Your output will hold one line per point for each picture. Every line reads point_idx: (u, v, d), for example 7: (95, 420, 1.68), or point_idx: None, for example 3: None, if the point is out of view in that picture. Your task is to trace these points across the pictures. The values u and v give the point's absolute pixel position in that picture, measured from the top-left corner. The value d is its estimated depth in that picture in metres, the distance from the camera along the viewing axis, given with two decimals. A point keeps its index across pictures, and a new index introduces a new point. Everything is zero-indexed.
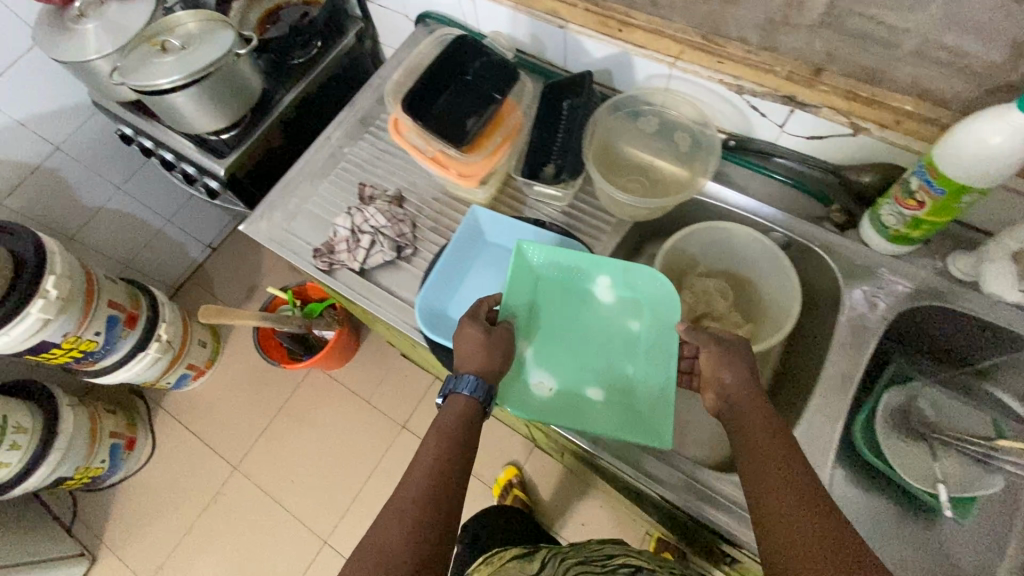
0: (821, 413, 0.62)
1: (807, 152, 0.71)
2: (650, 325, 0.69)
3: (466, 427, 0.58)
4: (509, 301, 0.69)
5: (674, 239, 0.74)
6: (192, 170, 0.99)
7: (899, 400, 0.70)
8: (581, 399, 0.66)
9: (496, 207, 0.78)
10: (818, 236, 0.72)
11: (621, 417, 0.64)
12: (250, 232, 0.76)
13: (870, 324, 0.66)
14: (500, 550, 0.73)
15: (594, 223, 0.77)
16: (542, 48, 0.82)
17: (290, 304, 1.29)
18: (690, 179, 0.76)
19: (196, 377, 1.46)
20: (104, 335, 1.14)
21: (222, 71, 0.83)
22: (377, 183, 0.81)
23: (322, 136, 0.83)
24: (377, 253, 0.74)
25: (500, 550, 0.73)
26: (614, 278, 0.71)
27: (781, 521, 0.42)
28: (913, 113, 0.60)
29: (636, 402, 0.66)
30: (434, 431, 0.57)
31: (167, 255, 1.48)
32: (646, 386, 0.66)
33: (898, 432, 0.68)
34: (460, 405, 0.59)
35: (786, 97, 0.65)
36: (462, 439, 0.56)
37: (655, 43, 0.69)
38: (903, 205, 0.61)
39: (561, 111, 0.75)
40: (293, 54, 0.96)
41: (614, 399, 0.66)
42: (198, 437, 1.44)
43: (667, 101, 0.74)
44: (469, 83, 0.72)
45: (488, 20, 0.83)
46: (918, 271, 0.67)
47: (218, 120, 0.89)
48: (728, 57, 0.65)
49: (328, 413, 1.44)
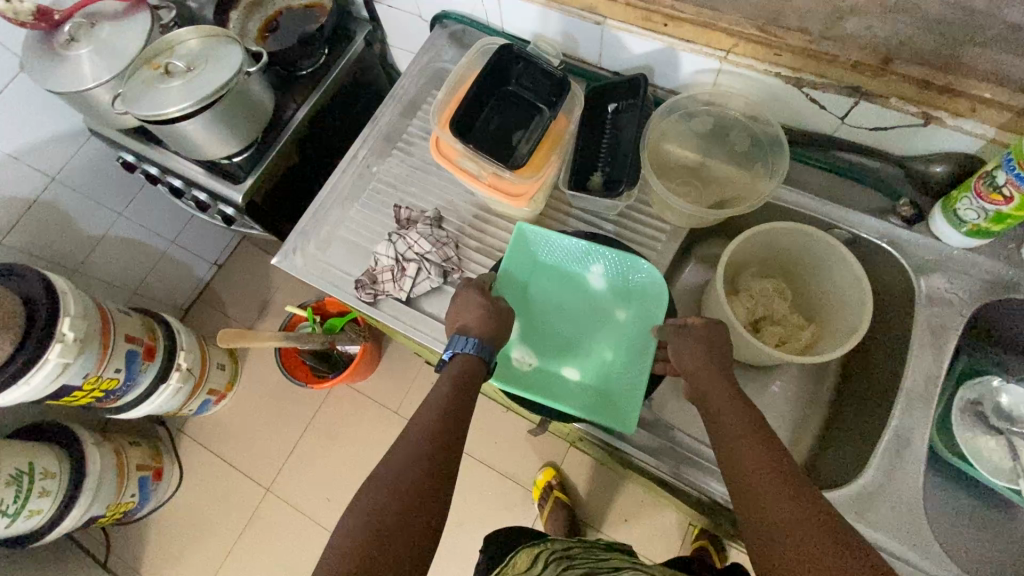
0: (908, 421, 0.59)
1: (870, 143, 0.66)
2: (636, 318, 0.68)
3: (469, 374, 0.59)
4: (505, 277, 0.69)
5: (735, 244, 0.70)
6: (204, 196, 0.93)
7: (974, 396, 0.66)
8: (556, 376, 0.67)
9: (542, 221, 0.73)
10: (884, 231, 0.67)
11: (589, 399, 0.65)
12: (285, 267, 0.72)
13: (950, 323, 0.62)
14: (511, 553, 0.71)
15: (647, 232, 0.72)
16: (575, 46, 0.76)
17: (311, 321, 1.25)
18: (750, 181, 0.71)
19: (218, 400, 1.42)
20: (124, 371, 1.10)
21: (233, 93, 0.78)
22: (412, 203, 0.76)
23: (348, 155, 0.78)
24: (423, 281, 0.69)
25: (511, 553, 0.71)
26: (608, 265, 0.69)
27: (764, 498, 0.47)
28: (992, 101, 0.55)
29: (611, 386, 0.65)
30: (443, 377, 0.59)
31: (175, 278, 1.43)
32: (623, 373, 0.66)
33: (978, 430, 0.65)
34: (462, 362, 0.60)
35: (852, 89, 0.60)
36: (461, 399, 0.57)
37: (704, 37, 0.63)
38: (985, 199, 0.57)
39: (605, 116, 0.70)
40: (300, 64, 0.90)
41: (590, 380, 0.67)
42: (226, 461, 1.41)
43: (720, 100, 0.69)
44: (513, 95, 0.67)
45: (514, 20, 0.77)
46: (996, 261, 0.63)
47: (230, 144, 0.83)
48: (786, 48, 0.60)
49: (358, 428, 1.40)
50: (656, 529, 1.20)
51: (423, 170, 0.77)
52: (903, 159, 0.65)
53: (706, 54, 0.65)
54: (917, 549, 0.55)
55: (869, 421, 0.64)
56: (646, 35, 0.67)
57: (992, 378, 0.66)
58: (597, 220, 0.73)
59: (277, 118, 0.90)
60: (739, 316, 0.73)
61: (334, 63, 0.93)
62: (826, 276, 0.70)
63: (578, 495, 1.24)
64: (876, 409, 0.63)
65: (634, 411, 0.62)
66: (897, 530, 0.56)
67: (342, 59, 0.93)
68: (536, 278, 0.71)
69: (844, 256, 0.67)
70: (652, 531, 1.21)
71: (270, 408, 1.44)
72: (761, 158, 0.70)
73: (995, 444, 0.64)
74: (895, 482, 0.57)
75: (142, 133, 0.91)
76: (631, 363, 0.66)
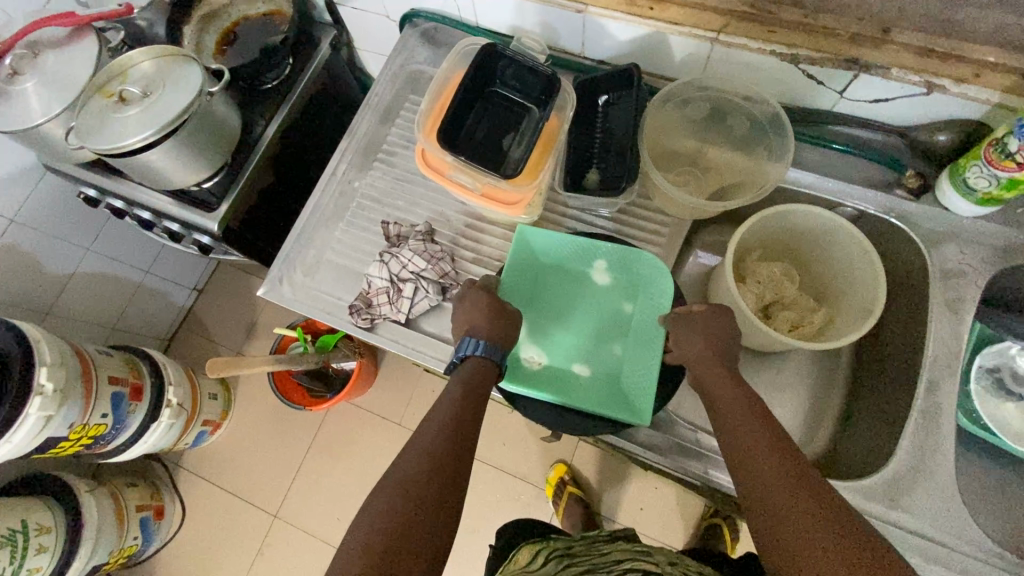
0: (932, 399, 0.58)
1: (870, 116, 0.64)
2: (646, 307, 0.63)
3: (481, 379, 0.56)
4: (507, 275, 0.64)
5: (741, 230, 0.67)
6: (176, 226, 0.87)
7: (992, 363, 0.66)
8: (565, 374, 0.61)
9: (539, 225, 0.70)
10: (889, 206, 0.66)
11: (602, 398, 0.60)
12: (273, 297, 0.68)
13: (965, 295, 0.61)
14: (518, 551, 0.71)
15: (648, 227, 0.69)
16: (556, 36, 0.73)
17: (302, 342, 1.21)
18: (752, 165, 0.69)
19: (214, 430, 1.37)
20: (111, 415, 1.05)
21: (197, 116, 0.72)
22: (401, 218, 0.72)
23: (326, 171, 0.74)
24: (422, 300, 0.66)
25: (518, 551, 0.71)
26: (613, 257, 0.65)
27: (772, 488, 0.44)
28: (997, 64, 0.54)
29: (622, 380, 0.60)
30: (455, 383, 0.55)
31: (154, 308, 1.37)
32: (634, 366, 0.61)
33: (997, 398, 0.64)
34: (473, 367, 0.57)
35: (850, 62, 0.58)
36: (473, 403, 0.54)
37: (694, 18, 0.60)
38: (995, 166, 0.56)
39: (596, 110, 0.67)
40: (265, 77, 0.85)
41: (602, 377, 0.61)
42: (228, 491, 1.37)
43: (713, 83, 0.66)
44: (500, 98, 0.63)
45: (490, 13, 0.73)
46: (1005, 228, 0.62)
47: (200, 170, 0.78)
48: (780, 24, 0.57)
49: (361, 444, 1.36)
50: (673, 515, 1.19)
51: (408, 180, 0.74)
52: (905, 129, 0.63)
53: (696, 36, 0.62)
54: (951, 529, 0.54)
55: (890, 401, 0.63)
56: (631, 20, 0.64)
57: (1010, 345, 0.66)
58: (595, 218, 0.70)
59: (248, 138, 0.85)
60: (749, 304, 0.70)
61: (301, 72, 0.88)
62: (836, 255, 0.68)
63: (592, 489, 1.23)
64: (896, 389, 0.62)
65: (649, 406, 0.57)
66: (929, 513, 0.55)
67: (309, 69, 0.88)
68: (540, 274, 0.65)
69: (852, 234, 0.65)
70: (668, 518, 1.19)
71: (268, 433, 1.40)
72: (762, 140, 0.67)
73: (1014, 411, 0.64)
74: (923, 463, 0.56)
75: (102, 164, 0.86)
76: (641, 355, 0.61)
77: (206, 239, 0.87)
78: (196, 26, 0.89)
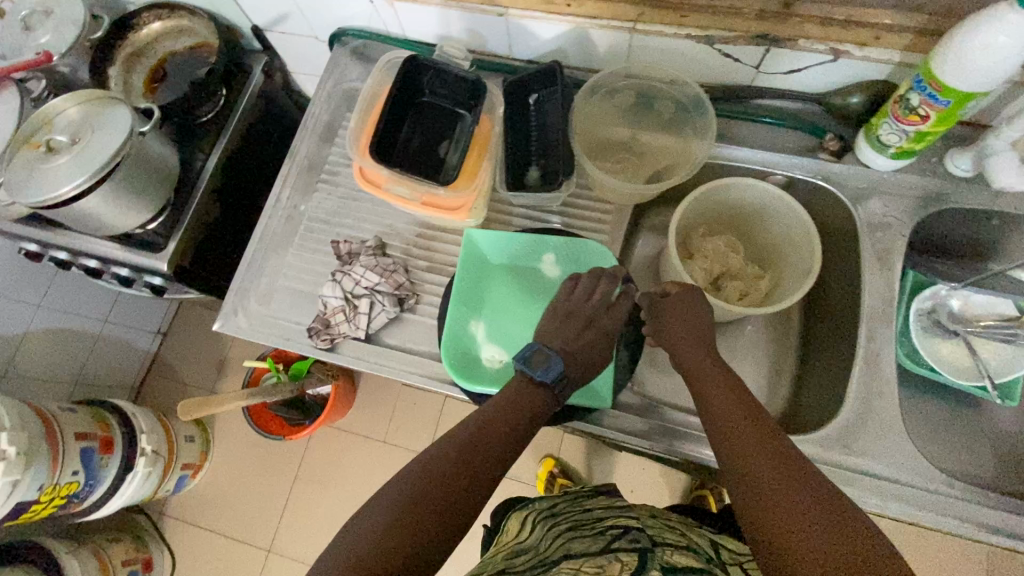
0: (873, 346, 0.61)
1: (786, 86, 0.68)
2: None
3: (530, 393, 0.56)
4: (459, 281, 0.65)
5: (682, 209, 0.70)
6: (126, 271, 0.85)
7: (927, 305, 0.69)
8: None
9: (488, 226, 0.71)
10: (815, 169, 0.69)
11: None
12: (229, 330, 0.67)
13: (893, 244, 0.65)
14: (507, 520, 0.73)
15: (595, 216, 0.71)
16: (483, 41, 0.74)
17: (275, 371, 1.19)
18: (682, 146, 0.71)
19: (195, 473, 1.34)
20: (83, 471, 1.02)
21: (131, 156, 0.71)
22: (351, 236, 0.72)
23: (271, 199, 0.74)
24: (379, 314, 0.66)
25: (507, 521, 0.73)
26: (559, 252, 0.68)
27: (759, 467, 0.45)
28: (892, 26, 0.56)
29: None
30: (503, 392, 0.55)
31: (118, 357, 1.33)
32: None
33: (935, 337, 0.68)
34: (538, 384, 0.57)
35: (760, 37, 0.61)
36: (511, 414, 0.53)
37: (609, 11, 0.63)
38: (903, 121, 0.59)
39: (529, 109, 0.68)
40: (200, 111, 0.84)
41: None
42: (217, 532, 1.34)
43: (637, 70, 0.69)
44: (427, 104, 0.64)
45: (415, 25, 0.74)
46: (921, 178, 0.66)
47: (143, 211, 0.77)
48: (691, 8, 0.60)
49: (348, 467, 1.35)
50: (663, 491, 1.22)
51: (354, 197, 0.74)
52: (821, 95, 0.67)
53: (614, 27, 0.65)
54: (905, 466, 0.57)
55: (838, 353, 0.66)
56: (550, 19, 0.66)
57: (940, 287, 0.68)
58: (541, 213, 0.72)
59: (187, 175, 0.84)
60: (698, 279, 0.72)
61: (235, 102, 0.87)
62: (773, 222, 0.71)
63: (582, 477, 1.25)
64: (842, 342, 0.65)
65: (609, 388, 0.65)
66: (883, 455, 0.58)
67: (244, 98, 0.88)
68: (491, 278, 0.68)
69: (784, 200, 0.68)
70: (657, 496, 1.22)
71: (251, 468, 1.37)
72: (688, 123, 0.70)
73: (953, 348, 0.67)
74: (873, 408, 0.59)
75: (42, 218, 0.84)
76: None
77: (159, 281, 0.86)
78: (122, 66, 0.88)
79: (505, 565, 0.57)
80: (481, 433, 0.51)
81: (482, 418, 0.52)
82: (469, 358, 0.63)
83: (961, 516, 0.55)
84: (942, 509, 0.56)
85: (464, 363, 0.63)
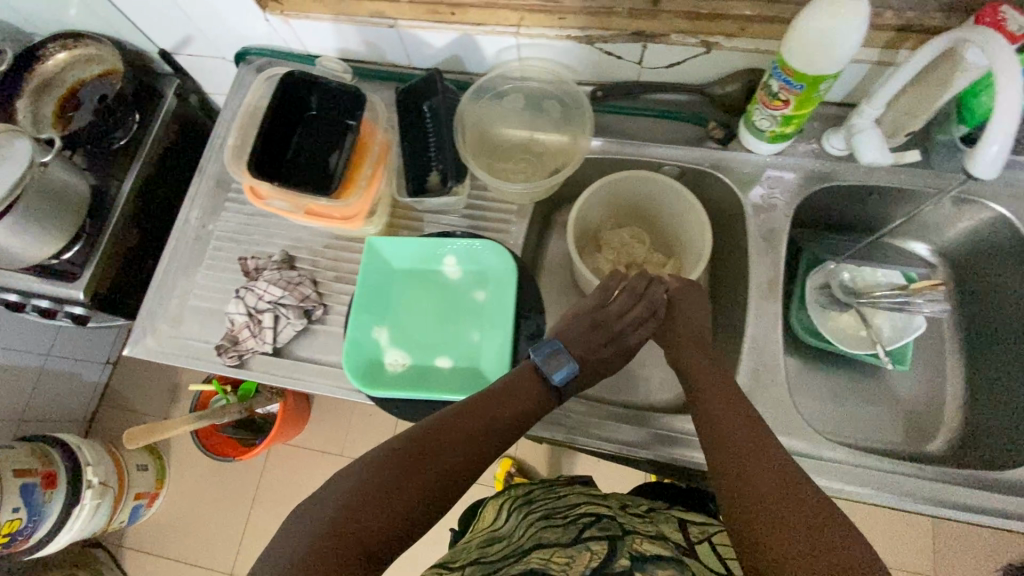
0: (761, 322, 0.64)
1: (671, 79, 0.70)
2: (495, 294, 0.69)
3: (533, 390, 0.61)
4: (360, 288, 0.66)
5: (579, 205, 0.71)
6: (47, 303, 0.84)
7: (820, 280, 0.72)
8: (431, 371, 0.66)
9: (395, 232, 0.73)
10: (706, 158, 0.71)
11: (466, 385, 0.65)
12: (137, 354, 0.68)
13: (780, 222, 0.68)
14: (485, 510, 0.74)
15: (498, 215, 0.73)
16: (380, 52, 0.75)
17: (223, 392, 1.19)
18: (571, 144, 0.73)
19: (151, 502, 1.33)
20: (24, 508, 1.01)
21: (31, 188, 0.71)
22: (259, 252, 0.73)
23: (178, 221, 0.74)
24: (285, 327, 0.67)
25: (485, 510, 0.74)
26: (460, 254, 0.70)
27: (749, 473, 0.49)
28: (755, 15, 0.60)
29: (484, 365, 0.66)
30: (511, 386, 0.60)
31: (63, 390, 1.31)
32: (492, 350, 0.67)
33: (831, 311, 0.71)
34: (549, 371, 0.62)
35: (636, 34, 0.63)
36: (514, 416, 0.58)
37: (491, 16, 0.64)
38: (771, 106, 0.62)
39: (423, 116, 0.71)
40: (113, 137, 0.85)
41: (464, 367, 0.66)
42: (177, 560, 1.32)
43: (525, 72, 0.71)
44: (316, 117, 0.68)
45: (313, 41, 0.75)
46: (805, 160, 0.69)
47: (51, 241, 0.77)
48: (567, 10, 0.62)
49: (307, 483, 1.34)
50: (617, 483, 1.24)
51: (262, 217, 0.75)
52: (704, 86, 0.69)
53: (498, 32, 0.66)
54: (793, 434, 0.60)
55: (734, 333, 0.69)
56: (439, 28, 0.68)
57: (831, 262, 0.72)
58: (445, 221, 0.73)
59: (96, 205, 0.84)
60: (604, 269, 0.77)
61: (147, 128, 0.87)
62: (670, 212, 0.74)
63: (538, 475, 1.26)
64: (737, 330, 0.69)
65: None
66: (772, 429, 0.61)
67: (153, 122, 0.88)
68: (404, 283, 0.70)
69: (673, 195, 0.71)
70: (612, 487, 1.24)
71: (209, 491, 1.36)
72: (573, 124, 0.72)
73: (849, 319, 0.71)
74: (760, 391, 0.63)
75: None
76: (498, 338, 0.67)
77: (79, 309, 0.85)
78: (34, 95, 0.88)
79: (476, 552, 0.57)
80: (477, 419, 0.56)
81: (475, 405, 0.57)
82: (370, 363, 0.65)
83: (847, 479, 0.58)
84: (828, 473, 0.58)
85: (364, 370, 0.64)
